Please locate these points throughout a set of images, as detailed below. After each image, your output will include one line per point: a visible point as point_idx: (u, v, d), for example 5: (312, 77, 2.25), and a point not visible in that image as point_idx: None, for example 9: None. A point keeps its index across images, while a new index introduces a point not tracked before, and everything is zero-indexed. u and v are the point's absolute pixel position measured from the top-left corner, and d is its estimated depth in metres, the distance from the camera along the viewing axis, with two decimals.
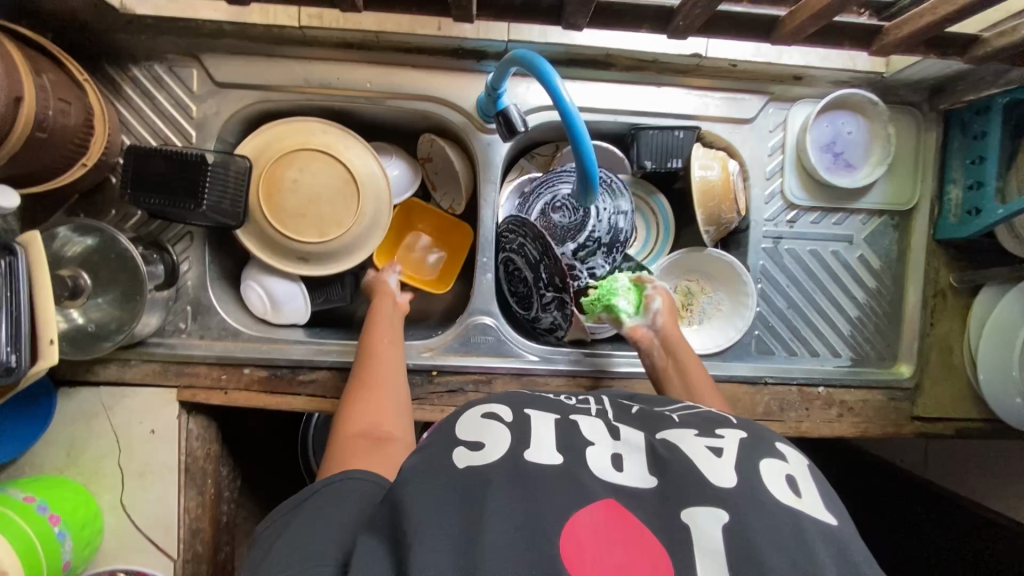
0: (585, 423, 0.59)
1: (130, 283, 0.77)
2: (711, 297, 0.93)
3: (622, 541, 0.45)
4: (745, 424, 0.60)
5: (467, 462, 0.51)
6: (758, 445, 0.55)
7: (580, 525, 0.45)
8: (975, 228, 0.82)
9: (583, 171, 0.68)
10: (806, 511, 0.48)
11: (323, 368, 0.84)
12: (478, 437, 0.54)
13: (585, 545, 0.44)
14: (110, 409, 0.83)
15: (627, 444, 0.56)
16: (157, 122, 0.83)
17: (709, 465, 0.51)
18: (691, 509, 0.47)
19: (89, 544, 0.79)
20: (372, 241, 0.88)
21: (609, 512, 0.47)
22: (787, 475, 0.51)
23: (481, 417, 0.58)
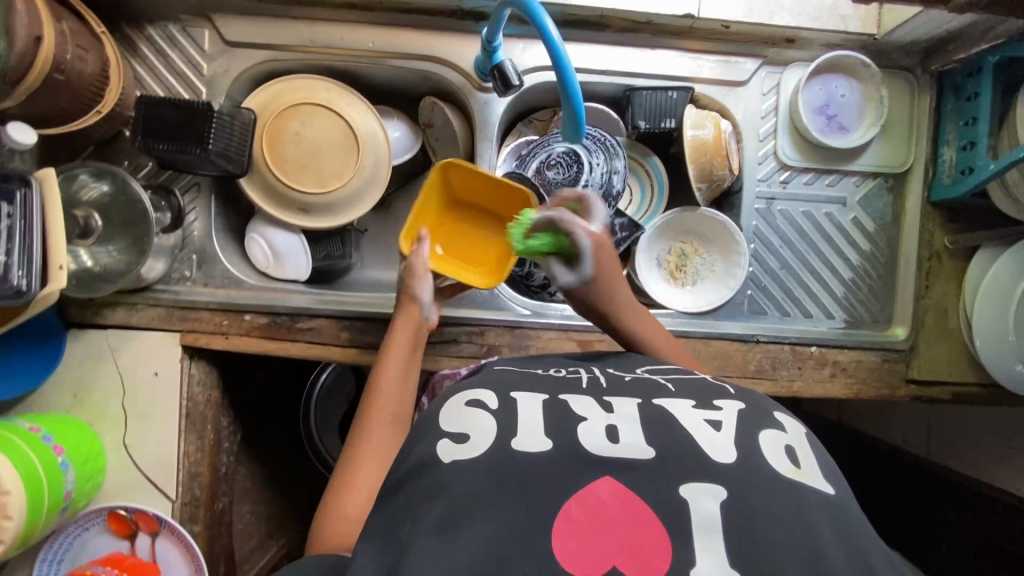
0: (575, 400, 0.58)
1: (138, 226, 0.80)
2: (705, 258, 0.94)
3: (616, 517, 0.47)
4: (743, 394, 0.61)
5: (451, 457, 0.52)
6: (758, 415, 0.57)
7: (573, 510, 0.48)
8: (966, 187, 0.83)
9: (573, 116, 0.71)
10: (807, 482, 0.51)
11: (322, 316, 0.87)
12: (466, 428, 0.54)
13: (581, 530, 0.46)
14: (116, 351, 0.86)
15: (622, 416, 0.56)
16: (169, 79, 0.86)
17: (710, 442, 0.52)
18: (689, 486, 0.49)
19: (90, 479, 0.82)
20: (371, 195, 0.91)
21: (602, 490, 0.49)
22: (788, 446, 0.54)
23: (466, 406, 0.57)
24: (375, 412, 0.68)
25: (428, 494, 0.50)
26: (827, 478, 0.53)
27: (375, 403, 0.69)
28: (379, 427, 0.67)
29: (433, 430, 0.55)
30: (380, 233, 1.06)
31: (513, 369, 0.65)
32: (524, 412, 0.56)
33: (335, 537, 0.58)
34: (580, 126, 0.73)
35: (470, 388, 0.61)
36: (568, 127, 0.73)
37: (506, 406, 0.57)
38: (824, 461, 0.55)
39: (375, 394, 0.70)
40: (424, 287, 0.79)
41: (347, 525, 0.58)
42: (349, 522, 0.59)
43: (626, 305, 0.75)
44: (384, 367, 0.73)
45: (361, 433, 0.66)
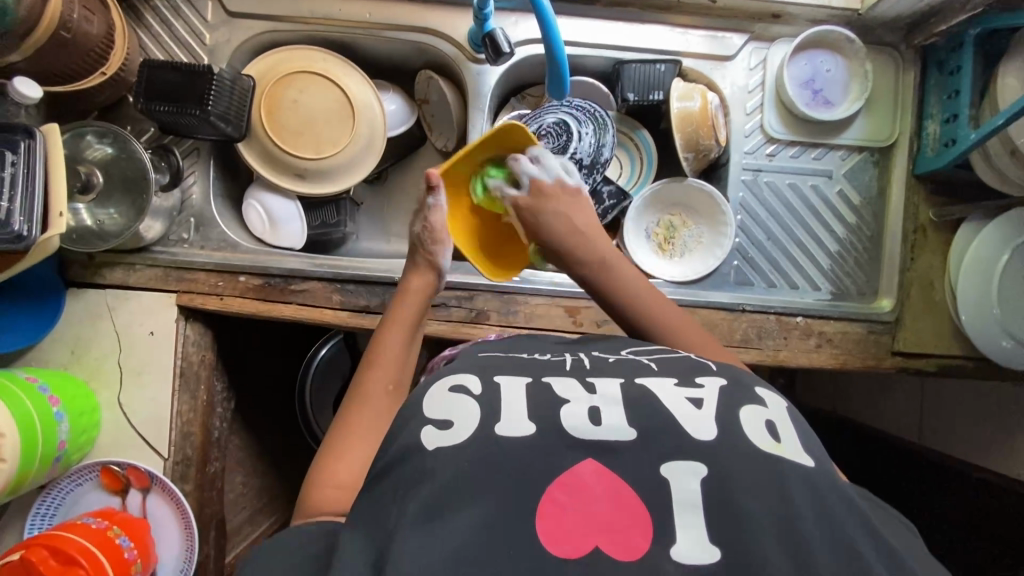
0: (558, 382, 0.57)
1: (137, 185, 0.83)
2: (693, 230, 0.95)
3: (599, 499, 0.47)
4: (724, 369, 0.61)
5: (435, 445, 0.51)
6: (739, 391, 0.56)
7: (556, 492, 0.47)
8: (950, 156, 0.84)
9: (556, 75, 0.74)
10: (787, 457, 0.50)
11: (314, 279, 0.89)
12: (447, 414, 0.53)
13: (563, 510, 0.46)
14: (114, 310, 0.88)
15: (605, 397, 0.54)
16: (173, 47, 0.89)
17: (689, 421, 0.52)
18: (671, 464, 0.49)
19: (84, 433, 0.84)
20: (365, 164, 0.93)
21: (586, 472, 0.49)
22: (766, 421, 0.53)
23: (447, 390, 0.56)
24: (373, 379, 0.66)
25: (414, 481, 0.49)
26: (805, 452, 0.52)
27: (375, 367, 0.67)
28: (376, 396, 0.65)
29: (416, 419, 0.54)
30: (375, 207, 1.08)
31: (493, 355, 0.64)
32: (506, 396, 0.55)
33: (324, 500, 0.56)
34: (565, 88, 0.75)
35: (451, 372, 0.60)
36: (553, 87, 0.76)
37: (490, 392, 0.56)
38: (803, 432, 0.55)
39: (374, 362, 0.68)
40: (445, 254, 0.78)
41: (336, 490, 0.57)
42: (339, 487, 0.57)
43: (607, 274, 0.74)
44: (386, 336, 0.71)
45: (357, 399, 0.65)
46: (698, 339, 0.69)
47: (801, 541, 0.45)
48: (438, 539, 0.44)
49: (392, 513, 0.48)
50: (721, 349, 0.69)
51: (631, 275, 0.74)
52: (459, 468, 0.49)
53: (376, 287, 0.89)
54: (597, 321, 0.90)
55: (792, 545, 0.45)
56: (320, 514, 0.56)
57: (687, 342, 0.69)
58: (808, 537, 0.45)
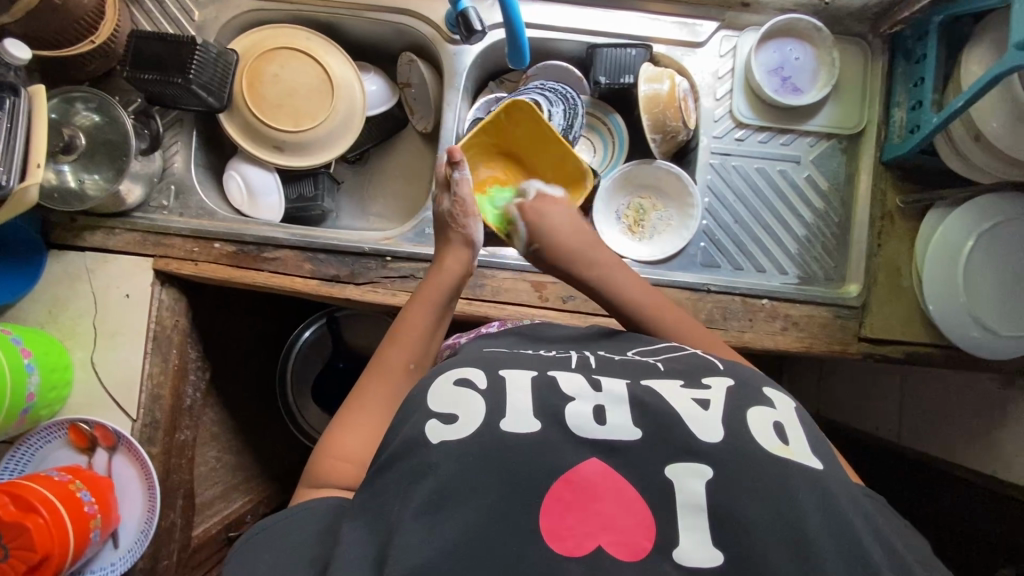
0: (564, 377, 0.57)
1: (118, 149, 0.85)
2: (662, 213, 0.96)
3: (601, 499, 0.48)
4: (731, 368, 0.61)
5: (440, 439, 0.51)
6: (747, 393, 0.57)
7: (560, 489, 0.48)
8: (914, 142, 0.85)
9: (515, 45, 0.77)
10: (794, 458, 0.51)
11: (286, 247, 0.91)
12: (453, 408, 0.54)
13: (567, 509, 0.47)
14: (92, 273, 0.90)
15: (611, 395, 0.55)
16: (163, 22, 0.93)
17: (696, 422, 0.52)
18: (674, 465, 0.50)
19: (55, 388, 0.86)
20: (343, 140, 0.97)
21: (590, 470, 0.50)
22: (774, 422, 0.54)
23: (452, 384, 0.56)
24: (393, 354, 0.67)
25: (410, 481, 0.50)
26: (814, 454, 0.53)
27: (394, 343, 0.68)
28: (392, 371, 0.66)
29: (419, 412, 0.54)
30: (356, 187, 1.10)
31: (498, 351, 0.64)
32: (514, 391, 0.55)
33: (333, 473, 0.58)
34: (524, 58, 0.78)
35: (456, 365, 0.59)
36: (513, 58, 0.79)
37: (496, 389, 0.55)
38: (814, 437, 0.55)
39: (399, 337, 0.69)
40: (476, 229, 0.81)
41: (344, 464, 0.58)
42: (347, 461, 0.58)
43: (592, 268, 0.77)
44: (414, 311, 0.72)
45: (374, 374, 0.66)
46: (701, 337, 0.71)
47: (804, 539, 0.46)
48: (439, 532, 0.46)
49: (396, 497, 0.49)
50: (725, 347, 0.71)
51: (620, 273, 0.77)
52: (462, 453, 0.50)
53: (346, 257, 0.90)
54: (563, 297, 0.91)
55: (790, 538, 0.46)
56: (329, 487, 0.57)
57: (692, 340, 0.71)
58: (801, 528, 0.46)
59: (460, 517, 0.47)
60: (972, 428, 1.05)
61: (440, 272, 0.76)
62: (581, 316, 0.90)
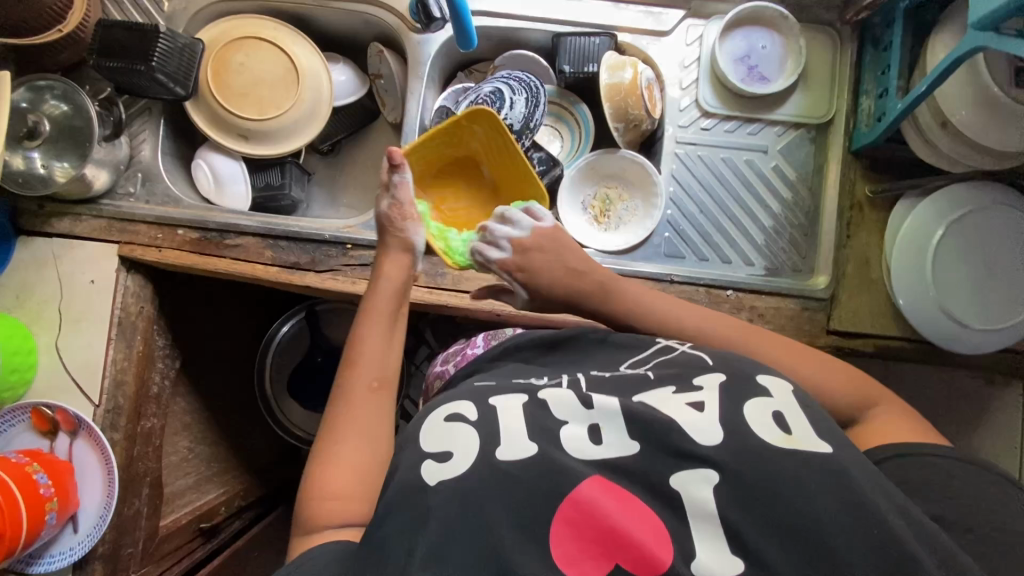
0: (555, 398, 0.56)
1: (82, 135, 0.87)
2: (628, 204, 0.95)
3: (612, 514, 0.47)
4: (722, 362, 0.58)
5: (437, 479, 0.50)
6: (736, 387, 0.54)
7: (567, 510, 0.48)
8: (880, 129, 0.83)
9: (460, 24, 0.78)
10: (802, 447, 0.48)
11: (248, 234, 0.91)
12: (446, 446, 0.53)
13: (576, 532, 0.47)
14: (59, 259, 0.92)
15: (603, 411, 0.54)
16: (133, 13, 0.94)
17: (699, 430, 0.50)
18: (681, 475, 0.49)
19: (18, 371, 0.87)
20: (310, 129, 0.97)
21: (593, 489, 0.48)
22: (775, 412, 0.52)
23: (444, 421, 0.56)
24: (355, 377, 0.64)
25: (403, 521, 0.49)
26: (822, 435, 0.50)
27: (357, 364, 0.65)
28: (357, 394, 0.62)
29: (412, 451, 0.54)
30: (328, 178, 1.11)
31: (489, 381, 0.62)
32: (505, 419, 0.54)
33: (332, 513, 0.55)
34: (471, 36, 0.80)
35: (449, 400, 0.59)
36: (461, 39, 0.80)
37: (487, 416, 0.55)
38: (816, 419, 0.52)
39: (355, 357, 0.65)
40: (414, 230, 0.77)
41: (337, 500, 0.55)
42: (339, 497, 0.55)
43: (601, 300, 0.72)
44: (365, 327, 0.68)
45: (341, 402, 0.62)
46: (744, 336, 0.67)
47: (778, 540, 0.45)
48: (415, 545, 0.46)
49: (399, 544, 0.48)
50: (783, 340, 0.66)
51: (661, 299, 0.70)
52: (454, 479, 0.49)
53: (307, 244, 0.91)
54: None
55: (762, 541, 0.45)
56: (332, 529, 0.54)
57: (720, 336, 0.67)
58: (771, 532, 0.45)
59: (480, 519, 0.47)
60: (957, 427, 1.01)
61: (382, 278, 0.73)
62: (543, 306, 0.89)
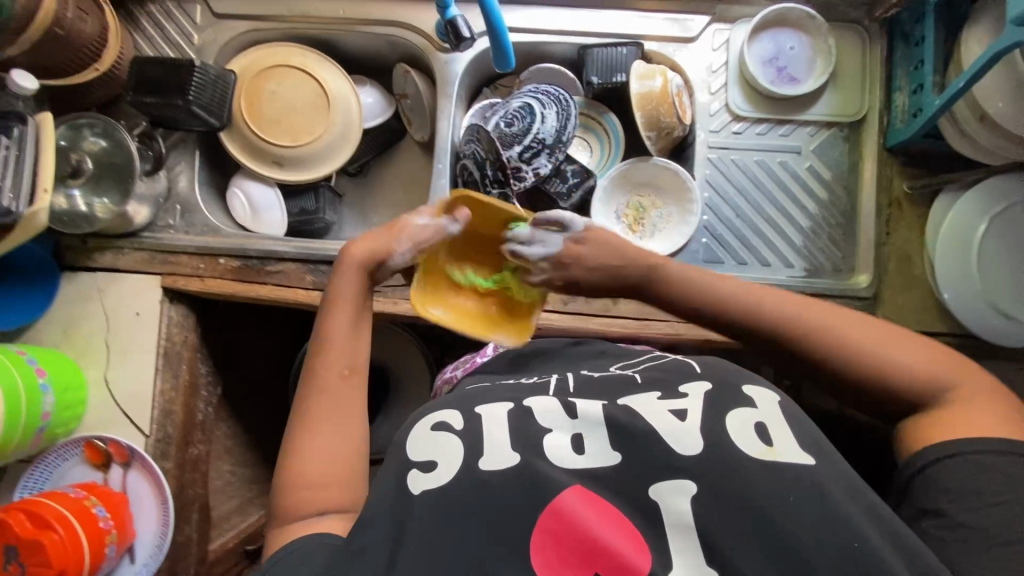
0: (539, 403, 0.57)
1: (124, 171, 0.88)
2: (662, 210, 0.94)
3: (589, 523, 0.49)
4: (710, 369, 0.59)
5: (422, 489, 0.51)
6: (725, 393, 0.55)
7: (548, 521, 0.49)
8: (917, 126, 0.83)
9: (498, 43, 0.78)
10: (779, 460, 0.50)
11: (289, 260, 0.92)
12: (432, 455, 0.54)
13: (556, 541, 0.48)
14: (104, 292, 0.93)
15: (586, 421, 0.55)
16: (163, 47, 0.96)
17: (673, 435, 0.52)
18: (659, 487, 0.50)
19: (71, 407, 0.88)
20: (342, 152, 0.98)
21: (574, 499, 0.50)
22: (757, 424, 0.53)
23: (431, 429, 0.56)
24: (327, 364, 0.60)
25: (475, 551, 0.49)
26: (804, 448, 0.51)
27: (329, 352, 0.61)
28: (327, 385, 0.59)
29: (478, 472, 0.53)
30: (357, 198, 1.11)
31: (480, 388, 0.64)
32: (489, 425, 0.55)
33: (311, 506, 0.54)
34: (508, 57, 0.80)
35: (435, 409, 0.59)
36: (498, 59, 0.80)
37: (472, 425, 0.56)
38: (798, 427, 0.53)
39: (325, 344, 0.61)
40: (401, 242, 0.67)
41: (312, 491, 0.54)
42: (314, 487, 0.54)
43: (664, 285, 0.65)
44: (333, 313, 0.63)
45: (314, 390, 0.59)
46: (838, 322, 0.58)
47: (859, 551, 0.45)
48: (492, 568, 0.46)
49: None
50: (876, 320, 0.59)
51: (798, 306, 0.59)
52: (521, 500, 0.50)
53: None
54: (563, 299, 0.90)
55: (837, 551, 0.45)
56: (310, 520, 0.53)
57: (817, 329, 0.57)
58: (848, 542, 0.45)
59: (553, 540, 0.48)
60: None
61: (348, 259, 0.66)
62: (583, 317, 0.89)
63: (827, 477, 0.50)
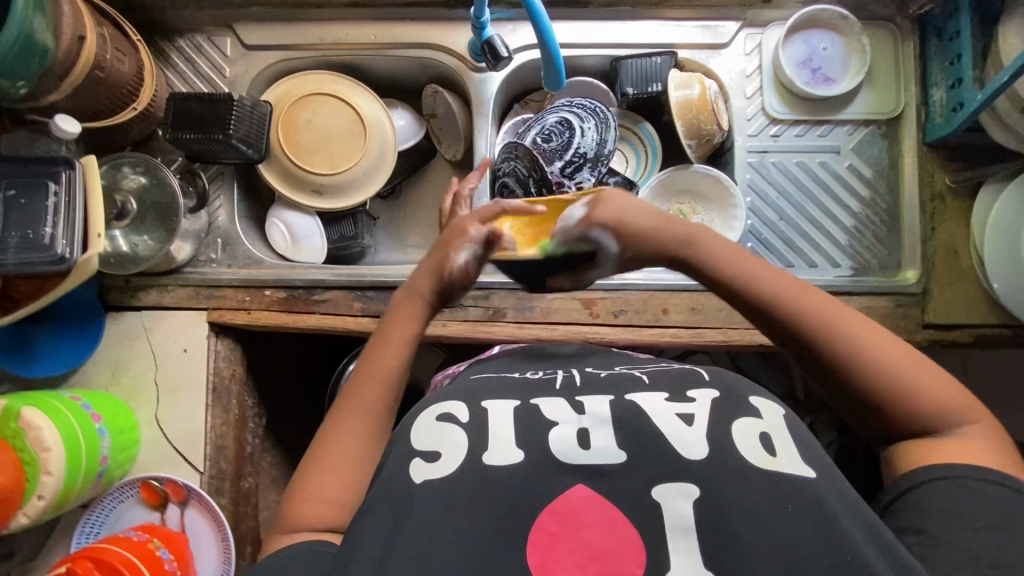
0: (547, 402, 0.57)
1: (168, 209, 0.88)
2: (704, 216, 0.93)
3: (592, 525, 0.47)
4: (718, 379, 0.58)
5: (422, 478, 0.51)
6: (733, 402, 0.54)
7: (547, 520, 0.48)
8: (959, 121, 0.83)
9: (550, 60, 0.78)
10: (781, 471, 0.48)
11: (335, 288, 0.92)
12: (436, 447, 0.53)
13: (554, 540, 0.47)
14: (151, 331, 0.92)
15: (593, 418, 0.54)
16: (196, 81, 0.96)
17: (680, 440, 0.51)
18: (661, 487, 0.48)
19: (126, 449, 0.87)
20: (379, 177, 0.98)
21: (576, 499, 0.49)
22: (762, 433, 0.51)
23: (436, 421, 0.56)
24: (363, 392, 0.59)
25: None
26: (806, 460, 0.50)
27: (364, 378, 0.59)
28: (363, 411, 0.58)
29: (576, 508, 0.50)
30: (392, 221, 1.10)
31: (485, 378, 0.63)
32: (495, 421, 0.55)
33: (311, 513, 0.53)
34: (561, 78, 0.80)
35: (439, 401, 0.59)
36: (550, 81, 0.81)
37: (478, 419, 0.55)
38: (803, 443, 0.52)
39: (369, 372, 0.60)
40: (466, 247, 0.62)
41: (321, 504, 0.54)
42: (324, 502, 0.54)
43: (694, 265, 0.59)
44: (385, 342, 0.61)
45: (348, 408, 0.58)
46: (873, 339, 0.53)
47: None
48: None
49: None
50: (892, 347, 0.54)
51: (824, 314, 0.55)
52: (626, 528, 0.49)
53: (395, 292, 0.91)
54: (614, 312, 0.90)
55: None
56: (307, 531, 0.53)
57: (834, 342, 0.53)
58: None
59: None
60: None
61: (415, 290, 0.64)
62: (634, 329, 0.89)
63: (828, 488, 0.48)
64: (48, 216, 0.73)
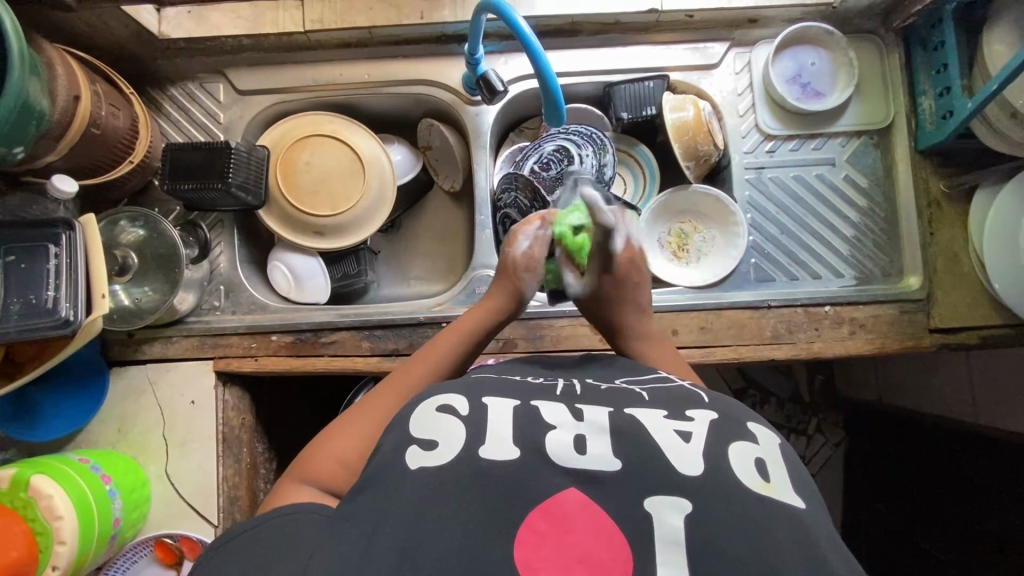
0: (547, 406, 0.52)
1: (169, 261, 0.87)
2: (704, 234, 0.95)
3: (581, 529, 0.43)
4: (717, 401, 0.54)
5: (418, 464, 0.47)
6: (729, 426, 0.51)
7: (536, 519, 0.43)
8: (949, 128, 0.84)
9: (548, 94, 0.78)
10: (775, 496, 0.45)
11: (343, 329, 0.91)
12: (433, 434, 0.49)
13: (542, 541, 0.42)
14: (156, 384, 0.90)
15: (592, 425, 0.50)
16: (191, 130, 0.96)
17: (676, 454, 0.47)
18: (654, 498, 0.44)
19: (137, 507, 0.85)
20: (379, 216, 0.98)
21: (569, 501, 0.44)
22: (756, 459, 0.48)
23: (435, 410, 0.51)
24: (412, 374, 0.64)
25: None
26: (798, 492, 0.47)
27: (419, 361, 0.65)
28: (402, 393, 0.62)
29: None
30: (393, 254, 1.09)
31: (488, 377, 0.59)
32: (494, 416, 0.50)
33: (319, 470, 0.54)
34: (559, 110, 0.81)
35: (439, 392, 0.54)
36: (550, 115, 0.82)
37: (477, 412, 0.51)
38: (797, 476, 0.49)
39: (426, 359, 0.66)
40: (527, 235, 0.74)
41: (335, 464, 0.55)
42: (340, 463, 0.55)
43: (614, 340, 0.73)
44: (445, 338, 0.68)
45: (392, 384, 0.63)
46: None
47: None
48: None
49: None
50: None
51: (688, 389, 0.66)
52: None
53: (402, 329, 0.90)
54: None
55: None
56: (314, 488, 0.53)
57: None
58: None
59: None
60: None
61: (490, 299, 0.72)
62: None
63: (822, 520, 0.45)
64: (50, 279, 0.72)
